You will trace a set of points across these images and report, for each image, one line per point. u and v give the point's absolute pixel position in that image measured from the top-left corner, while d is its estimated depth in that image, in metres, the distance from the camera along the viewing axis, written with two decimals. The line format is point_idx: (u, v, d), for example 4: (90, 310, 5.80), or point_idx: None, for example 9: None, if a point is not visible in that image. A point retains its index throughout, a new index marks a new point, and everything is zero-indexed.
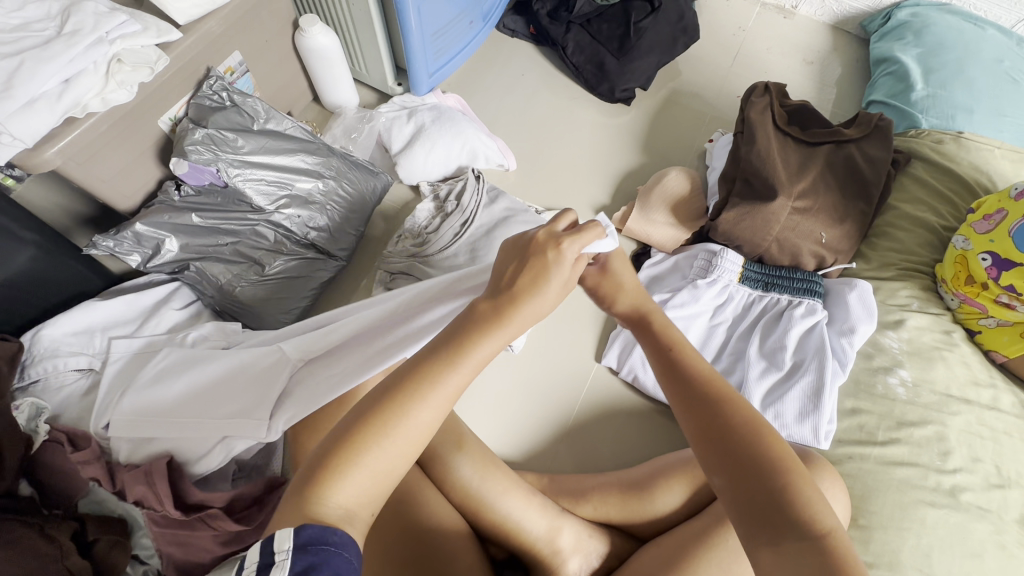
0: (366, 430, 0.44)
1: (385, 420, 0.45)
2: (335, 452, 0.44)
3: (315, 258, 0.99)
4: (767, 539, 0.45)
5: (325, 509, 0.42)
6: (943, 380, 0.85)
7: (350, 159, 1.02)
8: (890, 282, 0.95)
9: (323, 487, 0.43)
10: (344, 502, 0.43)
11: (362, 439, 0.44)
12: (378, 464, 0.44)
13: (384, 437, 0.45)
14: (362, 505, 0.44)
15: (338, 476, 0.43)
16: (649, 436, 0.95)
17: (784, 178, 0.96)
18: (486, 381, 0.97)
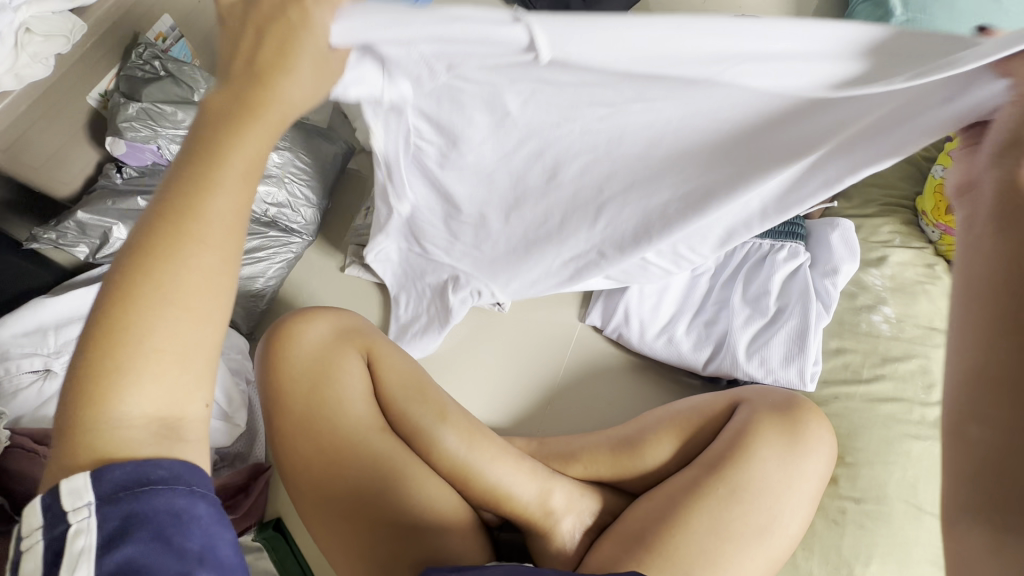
0: (138, 310, 0.36)
1: (157, 286, 0.36)
2: (112, 350, 0.35)
3: (278, 235, 0.92)
4: (1003, 524, 0.37)
5: (122, 422, 0.35)
6: (926, 314, 0.84)
7: (304, 128, 0.94)
8: (873, 218, 0.93)
9: (107, 397, 0.35)
10: (133, 408, 0.35)
11: (123, 316, 0.36)
12: (162, 342, 0.36)
13: (174, 312, 0.37)
14: (174, 405, 0.37)
15: (116, 385, 0.35)
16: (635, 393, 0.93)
17: None
18: (468, 348, 0.95)
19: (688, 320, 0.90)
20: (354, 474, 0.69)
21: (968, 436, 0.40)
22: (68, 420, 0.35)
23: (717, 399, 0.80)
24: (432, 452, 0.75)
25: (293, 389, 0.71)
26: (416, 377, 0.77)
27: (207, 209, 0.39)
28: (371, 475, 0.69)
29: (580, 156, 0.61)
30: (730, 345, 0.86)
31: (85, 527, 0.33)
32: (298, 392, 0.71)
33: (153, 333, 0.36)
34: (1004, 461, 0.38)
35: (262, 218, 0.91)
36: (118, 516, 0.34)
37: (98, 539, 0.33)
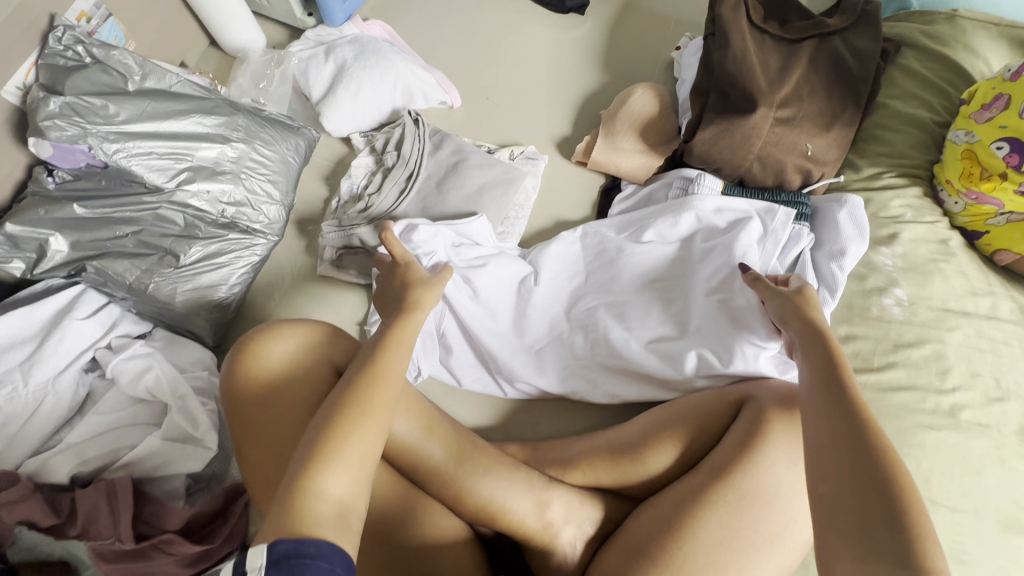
0: (350, 423, 0.48)
1: (367, 411, 0.49)
2: (327, 448, 0.46)
3: (240, 238, 0.82)
4: (863, 553, 0.42)
5: (318, 504, 0.43)
6: (940, 294, 0.79)
7: (259, 115, 0.84)
8: (883, 191, 0.87)
9: (312, 483, 0.44)
10: (335, 493, 0.44)
11: (344, 424, 0.48)
12: (365, 449, 0.47)
13: (370, 428, 0.49)
14: (353, 498, 0.45)
15: (323, 471, 0.44)
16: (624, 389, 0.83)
17: (763, 86, 0.85)
18: None
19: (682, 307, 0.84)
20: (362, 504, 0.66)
21: (822, 491, 0.47)
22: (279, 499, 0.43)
23: (722, 396, 0.75)
24: (422, 472, 0.71)
25: (264, 420, 0.63)
26: (400, 395, 0.71)
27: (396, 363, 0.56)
28: (385, 499, 0.67)
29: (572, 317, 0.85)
30: None
31: None
32: (270, 423, 0.63)
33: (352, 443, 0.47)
34: (850, 504, 0.45)
35: (219, 219, 0.81)
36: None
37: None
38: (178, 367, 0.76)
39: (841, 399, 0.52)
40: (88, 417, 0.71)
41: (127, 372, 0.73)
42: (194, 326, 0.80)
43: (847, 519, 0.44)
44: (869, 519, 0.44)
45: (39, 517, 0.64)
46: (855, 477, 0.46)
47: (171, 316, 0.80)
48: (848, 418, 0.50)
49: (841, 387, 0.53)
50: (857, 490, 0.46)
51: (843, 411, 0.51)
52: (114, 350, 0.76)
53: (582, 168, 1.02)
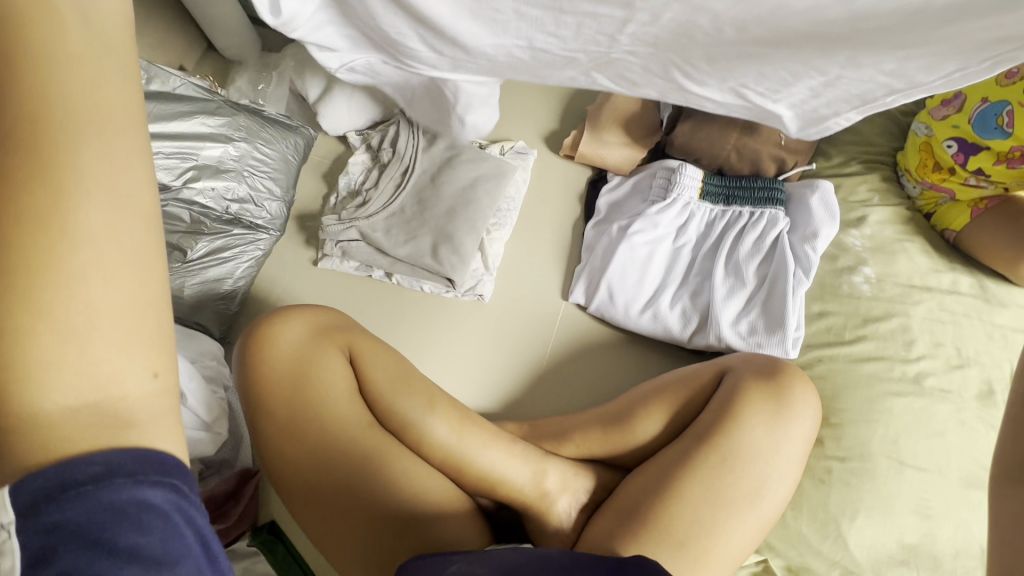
0: (24, 277, 0.27)
1: (49, 246, 0.28)
2: (2, 336, 0.27)
3: (244, 233, 0.87)
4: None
5: (43, 399, 0.27)
6: (905, 272, 0.85)
7: (260, 115, 0.88)
8: (851, 177, 0.92)
9: (16, 376, 0.27)
10: (58, 395, 0.27)
11: (9, 270, 0.27)
12: (87, 308, 0.28)
13: (83, 253, 0.28)
14: (110, 376, 0.29)
15: (23, 373, 0.27)
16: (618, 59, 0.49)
17: None
18: (455, 331, 0.93)
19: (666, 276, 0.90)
20: (364, 476, 0.68)
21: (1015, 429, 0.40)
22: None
23: (703, 370, 0.80)
24: (425, 446, 0.74)
25: (257, 388, 0.70)
26: (401, 371, 0.76)
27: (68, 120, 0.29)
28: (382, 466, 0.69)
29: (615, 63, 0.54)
30: (714, 316, 0.85)
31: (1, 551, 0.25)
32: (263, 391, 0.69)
33: (51, 307, 0.27)
34: None
35: (224, 216, 0.85)
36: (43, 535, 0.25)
37: (24, 563, 0.25)
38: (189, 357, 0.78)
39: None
40: None
41: None
42: (202, 318, 0.83)
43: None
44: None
45: None
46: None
47: (179, 309, 0.83)
48: None
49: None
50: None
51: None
52: None
53: (569, 161, 1.05)
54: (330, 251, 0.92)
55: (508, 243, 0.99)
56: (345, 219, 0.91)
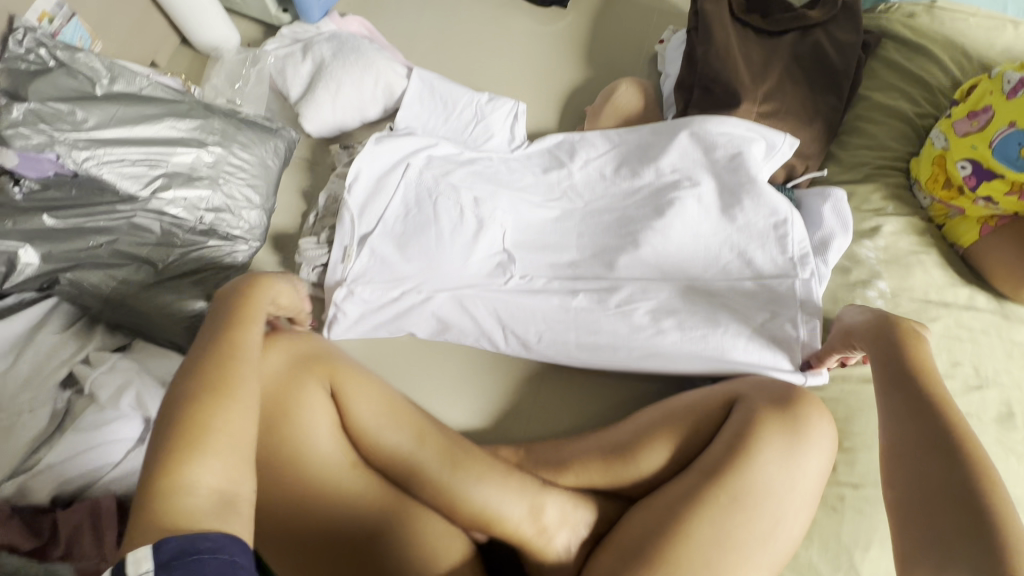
0: (206, 404, 0.51)
1: (229, 390, 0.53)
2: (192, 434, 0.50)
3: (219, 245, 0.80)
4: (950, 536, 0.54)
5: (191, 495, 0.47)
6: (921, 286, 0.80)
7: (236, 118, 0.82)
8: (864, 184, 0.88)
9: (179, 472, 0.48)
10: (196, 479, 0.48)
11: (200, 407, 0.51)
12: (229, 425, 0.51)
13: (242, 418, 0.53)
14: (232, 484, 0.50)
15: (182, 465, 0.48)
16: (553, 352, 0.86)
17: (746, 82, 0.85)
18: (448, 359, 0.89)
19: (670, 274, 0.86)
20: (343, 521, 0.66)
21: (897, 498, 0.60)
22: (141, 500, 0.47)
23: (712, 399, 0.78)
24: (416, 482, 0.71)
25: None
26: (389, 406, 0.72)
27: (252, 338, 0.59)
28: (364, 506, 0.67)
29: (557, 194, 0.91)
30: (719, 326, 0.82)
31: None
32: None
33: (224, 422, 0.51)
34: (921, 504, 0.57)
35: (198, 226, 0.79)
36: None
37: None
38: (158, 379, 0.74)
39: (919, 399, 0.63)
40: (68, 434, 0.67)
41: (108, 386, 0.71)
42: (173, 336, 0.78)
43: (918, 515, 0.57)
44: (935, 497, 0.57)
45: (20, 540, 0.62)
46: (920, 447, 0.60)
47: (149, 327, 0.77)
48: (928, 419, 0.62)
49: (916, 390, 0.64)
50: (909, 453, 0.61)
51: (924, 410, 0.63)
52: (92, 364, 0.73)
53: None
54: (309, 275, 0.86)
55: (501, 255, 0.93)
56: (323, 241, 0.87)
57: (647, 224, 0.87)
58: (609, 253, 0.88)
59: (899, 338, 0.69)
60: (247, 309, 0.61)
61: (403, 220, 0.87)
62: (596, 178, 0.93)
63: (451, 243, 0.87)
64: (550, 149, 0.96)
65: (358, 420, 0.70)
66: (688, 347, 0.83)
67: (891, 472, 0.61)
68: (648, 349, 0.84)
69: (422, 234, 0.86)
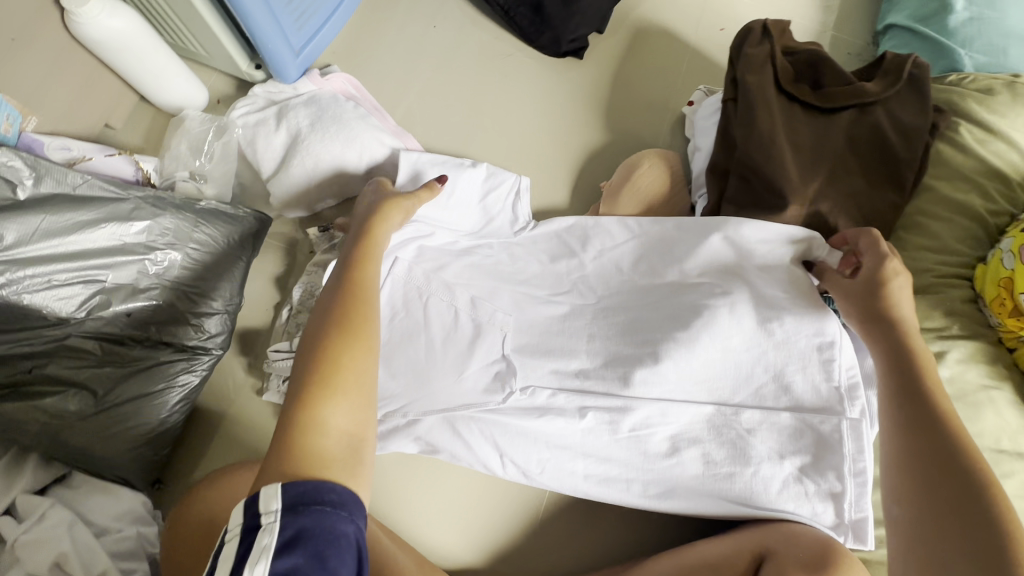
0: (347, 342, 0.49)
1: (362, 330, 0.50)
2: (330, 368, 0.47)
3: (173, 359, 0.69)
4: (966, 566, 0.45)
5: (322, 432, 0.44)
6: (991, 432, 0.68)
7: (194, 210, 0.70)
8: (925, 297, 0.75)
9: (312, 411, 0.44)
10: (333, 418, 0.45)
11: (340, 340, 0.49)
12: (366, 362, 0.49)
13: (372, 358, 0.50)
14: (358, 427, 0.46)
15: (324, 396, 0.45)
16: (558, 483, 0.74)
17: (794, 177, 0.72)
18: (433, 483, 0.78)
19: (697, 394, 0.71)
20: None
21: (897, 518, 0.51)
22: (278, 430, 0.44)
23: (736, 554, 0.67)
24: None
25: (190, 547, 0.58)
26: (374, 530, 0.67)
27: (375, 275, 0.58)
28: None
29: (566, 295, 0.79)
30: (750, 464, 0.70)
31: (270, 527, 0.38)
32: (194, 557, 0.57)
33: (359, 357, 0.48)
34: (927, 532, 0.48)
35: (148, 342, 0.68)
36: (293, 527, 0.38)
37: (278, 541, 0.37)
38: (96, 528, 0.64)
39: (920, 394, 0.54)
40: None
41: (31, 548, 0.59)
42: (118, 468, 0.68)
43: (928, 551, 0.47)
44: (953, 534, 0.47)
45: None
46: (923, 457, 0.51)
47: (90, 459, 0.67)
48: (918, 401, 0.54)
49: (917, 377, 0.55)
50: (923, 474, 0.50)
51: (921, 400, 0.54)
52: (19, 516, 0.62)
53: None
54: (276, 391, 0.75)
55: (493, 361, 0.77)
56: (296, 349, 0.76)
57: (669, 334, 0.71)
58: (624, 365, 0.72)
59: (884, 301, 0.59)
60: (369, 248, 0.61)
61: (390, 326, 0.77)
62: (612, 272, 0.79)
63: (443, 355, 0.75)
64: (560, 233, 0.82)
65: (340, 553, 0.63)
66: (713, 485, 0.71)
67: (900, 495, 0.51)
68: (668, 485, 0.72)
69: (410, 344, 0.76)
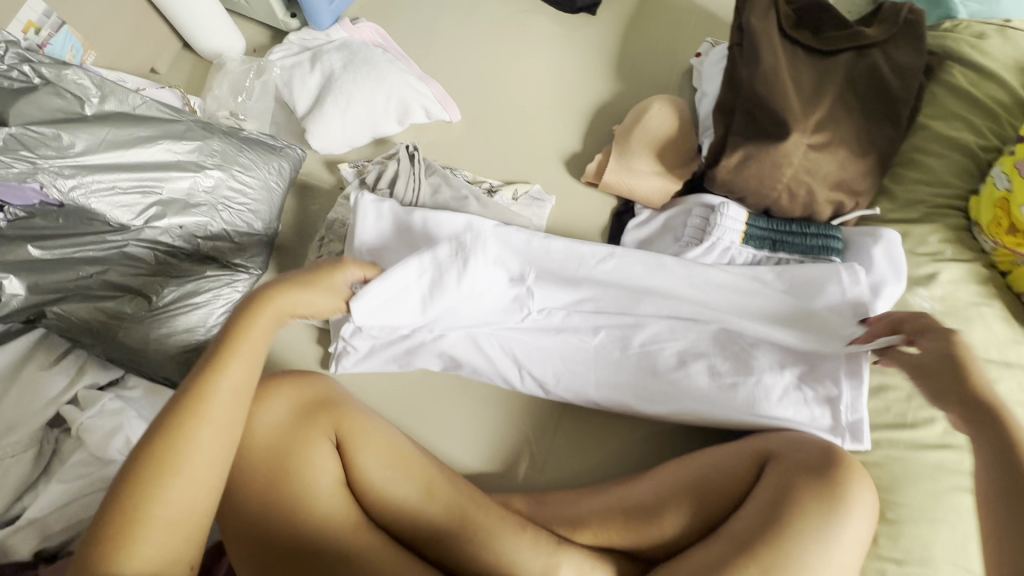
0: (161, 487, 0.48)
1: (187, 436, 0.50)
2: (143, 518, 0.47)
3: (219, 274, 0.75)
4: None
5: (128, 565, 0.45)
6: (981, 343, 0.73)
7: (238, 137, 0.76)
8: (920, 225, 0.80)
9: (118, 557, 0.45)
10: (142, 564, 0.46)
11: (151, 486, 0.48)
12: (178, 504, 0.48)
13: (185, 483, 0.49)
14: (171, 549, 0.47)
15: (134, 541, 0.46)
16: (571, 396, 0.80)
17: (796, 108, 0.77)
18: (457, 395, 0.84)
19: (704, 311, 0.77)
20: None
21: None
22: (89, 558, 0.46)
23: (747, 460, 0.71)
24: (422, 536, 0.67)
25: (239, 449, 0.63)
26: (398, 455, 0.68)
27: (229, 408, 0.53)
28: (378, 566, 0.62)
29: (565, 264, 0.79)
30: (753, 374, 0.75)
31: None
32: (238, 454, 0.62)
33: (164, 494, 0.48)
34: None
35: (195, 255, 0.74)
36: None
37: None
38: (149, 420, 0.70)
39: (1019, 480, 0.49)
40: (53, 482, 0.63)
41: (94, 432, 0.66)
42: (170, 372, 0.73)
43: None
44: None
45: None
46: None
47: (145, 362, 0.73)
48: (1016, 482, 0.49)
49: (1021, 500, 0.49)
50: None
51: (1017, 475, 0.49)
52: (82, 406, 0.68)
53: (591, 189, 0.94)
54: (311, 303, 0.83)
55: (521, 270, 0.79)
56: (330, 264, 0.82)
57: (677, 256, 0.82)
58: (637, 286, 0.78)
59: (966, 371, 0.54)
60: (241, 344, 0.56)
61: (424, 239, 0.77)
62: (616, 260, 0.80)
63: (470, 273, 0.78)
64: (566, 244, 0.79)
65: (366, 475, 0.66)
66: (718, 397, 0.75)
67: None
68: (676, 397, 0.77)
69: (442, 254, 0.77)
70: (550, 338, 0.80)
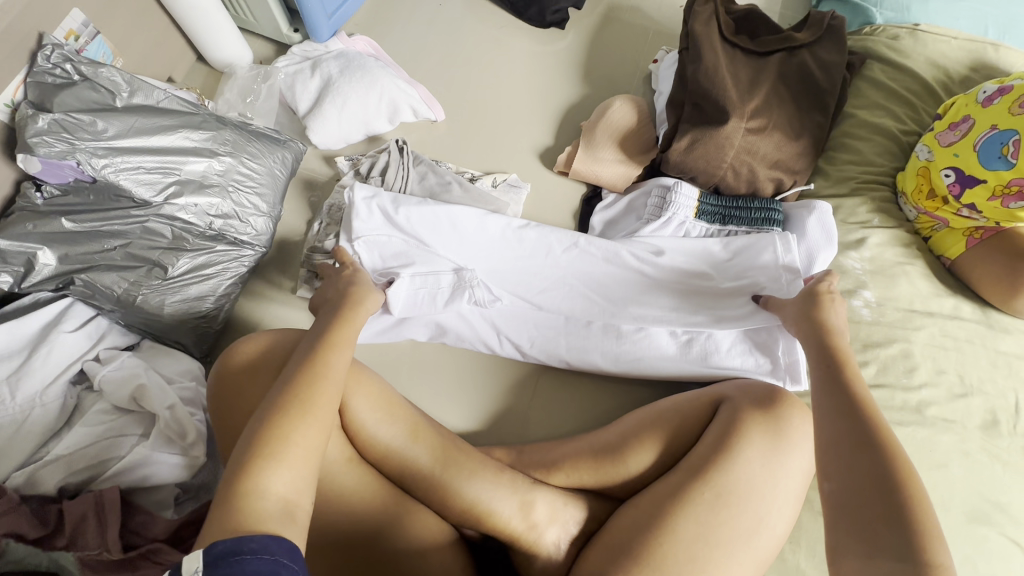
0: (290, 422, 0.49)
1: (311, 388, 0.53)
2: (270, 447, 0.48)
3: (228, 249, 0.84)
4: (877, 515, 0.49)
5: (263, 500, 0.45)
6: (906, 296, 0.82)
7: (247, 129, 0.86)
8: (850, 198, 0.90)
9: (250, 486, 0.45)
10: (276, 495, 0.45)
11: (283, 421, 0.49)
12: (306, 440, 0.49)
13: (305, 424, 0.50)
14: (299, 494, 0.47)
15: (264, 468, 0.46)
16: (544, 357, 0.89)
17: (734, 98, 0.89)
18: (443, 363, 0.91)
19: (660, 278, 0.87)
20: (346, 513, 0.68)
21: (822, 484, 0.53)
22: (221, 496, 0.45)
23: (701, 401, 0.78)
24: (410, 474, 0.74)
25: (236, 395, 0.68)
26: (387, 403, 0.75)
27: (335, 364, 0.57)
28: (363, 501, 0.69)
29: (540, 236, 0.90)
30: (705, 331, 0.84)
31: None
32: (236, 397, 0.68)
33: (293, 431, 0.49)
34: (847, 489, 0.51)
35: (207, 231, 0.83)
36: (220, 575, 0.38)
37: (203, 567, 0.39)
38: (164, 377, 0.77)
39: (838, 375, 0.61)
40: (77, 427, 0.71)
41: (115, 383, 0.73)
42: (182, 336, 0.82)
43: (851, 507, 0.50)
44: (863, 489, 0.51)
45: (27, 528, 0.63)
46: (852, 472, 0.52)
47: (159, 327, 0.81)
48: (831, 377, 0.61)
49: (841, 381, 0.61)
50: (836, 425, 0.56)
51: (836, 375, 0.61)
52: (102, 363, 0.76)
53: (562, 178, 1.04)
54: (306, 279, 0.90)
55: (496, 247, 0.89)
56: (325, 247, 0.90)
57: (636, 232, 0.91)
58: (600, 256, 0.89)
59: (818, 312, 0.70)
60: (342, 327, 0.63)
61: (410, 222, 0.86)
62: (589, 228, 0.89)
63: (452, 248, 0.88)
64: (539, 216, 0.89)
65: (358, 420, 0.72)
66: (677, 353, 0.85)
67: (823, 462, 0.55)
68: (637, 356, 0.86)
69: (429, 234, 0.87)
70: (529, 308, 0.89)
